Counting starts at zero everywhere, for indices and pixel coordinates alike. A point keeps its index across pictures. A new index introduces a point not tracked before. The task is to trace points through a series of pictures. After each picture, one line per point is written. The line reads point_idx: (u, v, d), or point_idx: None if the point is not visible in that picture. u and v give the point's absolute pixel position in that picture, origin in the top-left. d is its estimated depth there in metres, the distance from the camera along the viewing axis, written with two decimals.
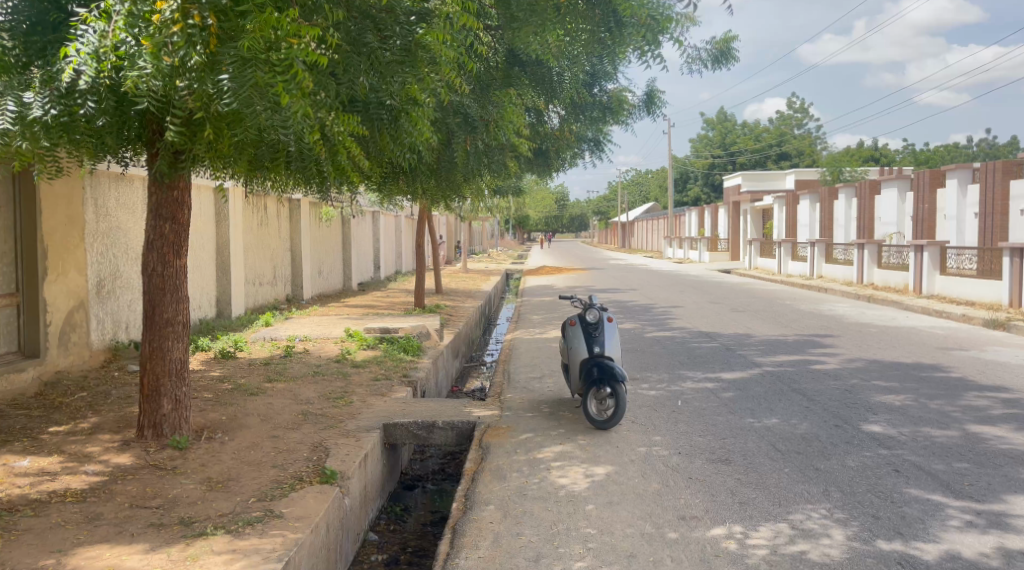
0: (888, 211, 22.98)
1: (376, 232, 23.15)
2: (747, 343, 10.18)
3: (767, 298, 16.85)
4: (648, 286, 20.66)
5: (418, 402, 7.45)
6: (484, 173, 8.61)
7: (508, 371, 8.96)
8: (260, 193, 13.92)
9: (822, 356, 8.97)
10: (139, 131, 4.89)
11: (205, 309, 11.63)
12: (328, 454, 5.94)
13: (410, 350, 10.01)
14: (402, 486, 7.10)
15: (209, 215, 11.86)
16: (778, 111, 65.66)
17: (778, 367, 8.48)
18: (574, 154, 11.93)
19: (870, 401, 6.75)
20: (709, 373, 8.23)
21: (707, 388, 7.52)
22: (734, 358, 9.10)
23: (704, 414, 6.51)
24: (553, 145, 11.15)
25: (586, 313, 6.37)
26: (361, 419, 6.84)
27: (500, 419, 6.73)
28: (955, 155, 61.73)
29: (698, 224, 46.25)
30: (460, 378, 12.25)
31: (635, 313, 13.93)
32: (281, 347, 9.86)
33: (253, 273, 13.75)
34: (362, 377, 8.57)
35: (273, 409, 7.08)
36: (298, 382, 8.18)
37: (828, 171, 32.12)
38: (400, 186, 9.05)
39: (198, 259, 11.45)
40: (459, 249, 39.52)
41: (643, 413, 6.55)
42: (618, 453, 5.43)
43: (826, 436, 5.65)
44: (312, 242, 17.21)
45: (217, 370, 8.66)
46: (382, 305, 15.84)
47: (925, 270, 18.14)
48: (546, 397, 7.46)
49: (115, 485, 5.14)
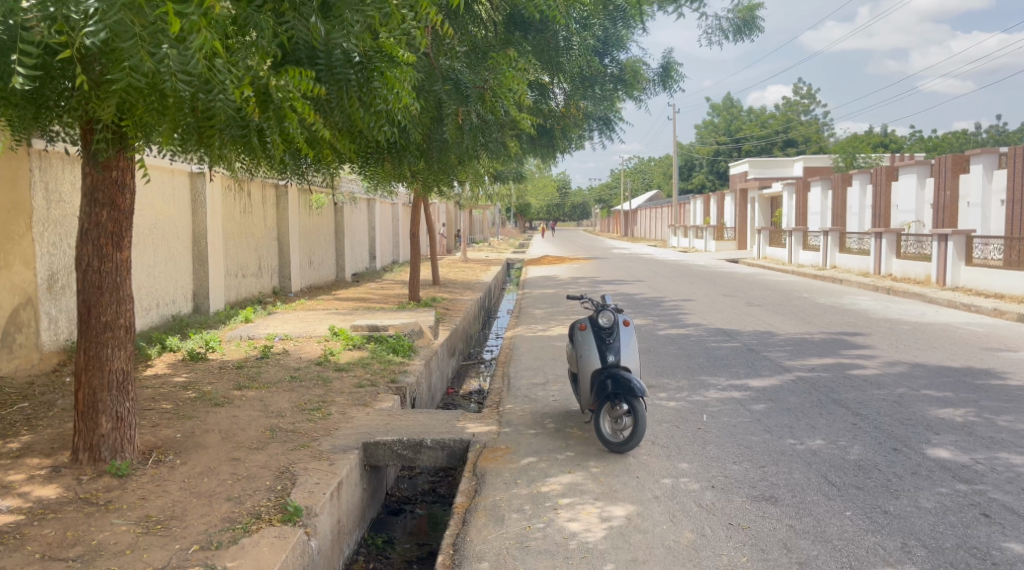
0: (905, 198, 22.00)
1: (372, 220, 22.21)
2: (771, 344, 9.27)
3: (783, 290, 15.92)
4: (655, 277, 19.76)
5: (405, 416, 6.54)
6: (481, 155, 7.67)
7: (508, 376, 8.04)
8: (244, 179, 12.96)
9: (858, 360, 8.05)
10: (46, 95, 3.95)
11: (180, 304, 10.71)
12: (294, 483, 5.03)
13: (400, 350, 9.10)
14: (387, 511, 6.20)
15: (185, 202, 10.91)
16: (784, 97, 64.54)
17: (811, 373, 7.56)
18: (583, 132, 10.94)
19: (927, 416, 5.82)
20: (734, 380, 7.32)
21: (734, 398, 6.61)
22: (759, 362, 8.18)
23: (735, 432, 5.60)
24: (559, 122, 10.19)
25: (598, 316, 5.47)
26: (338, 437, 5.93)
27: (498, 437, 5.82)
28: (964, 144, 60.61)
29: (703, 212, 45.29)
30: (457, 378, 11.45)
31: (644, 308, 13.00)
32: (259, 348, 8.96)
33: (235, 265, 12.80)
34: (344, 383, 7.65)
35: (237, 423, 6.16)
36: (271, 389, 7.27)
37: (840, 157, 31.12)
38: (387, 170, 8.11)
39: (172, 250, 10.50)
40: (457, 239, 38.66)
41: (664, 432, 5.63)
42: (639, 487, 4.52)
43: (887, 465, 4.72)
44: (302, 232, 16.28)
45: (182, 375, 7.74)
46: (374, 299, 14.94)
47: (949, 261, 17.19)
48: (550, 409, 6.54)
49: (28, 528, 4.25)
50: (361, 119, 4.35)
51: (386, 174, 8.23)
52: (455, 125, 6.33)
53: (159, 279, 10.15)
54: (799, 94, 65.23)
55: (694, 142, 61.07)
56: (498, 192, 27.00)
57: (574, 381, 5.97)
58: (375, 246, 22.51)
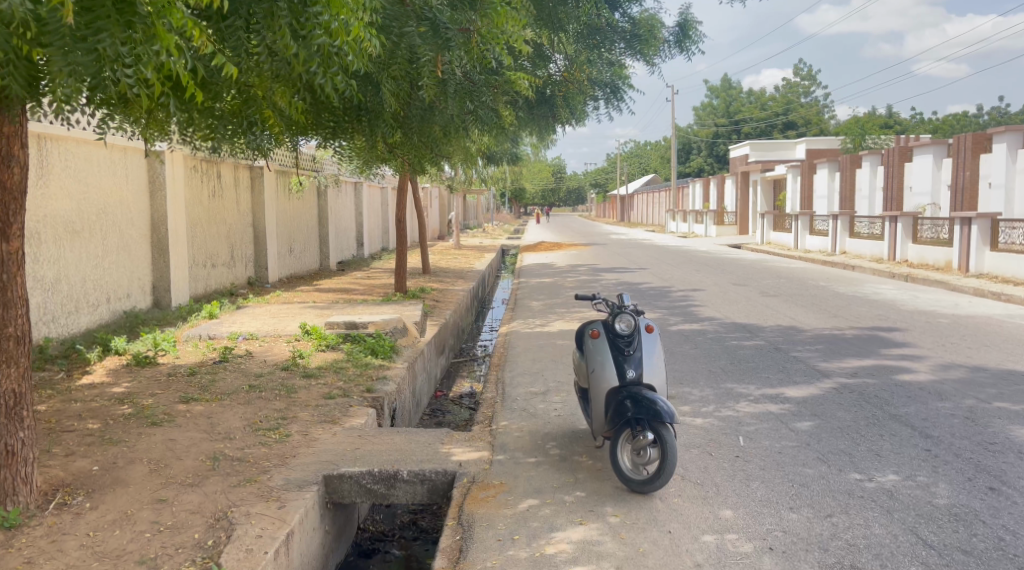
0: (919, 179, 20.90)
1: (359, 205, 21.07)
2: (800, 342, 8.20)
3: (797, 278, 14.85)
4: (658, 264, 18.69)
5: (379, 437, 5.46)
6: (471, 124, 6.57)
7: (502, 383, 6.95)
8: (212, 159, 11.83)
9: (906, 362, 6.99)
10: None
11: (135, 299, 9.59)
12: (232, 535, 3.95)
13: (380, 352, 8.01)
14: (358, 552, 5.13)
15: (140, 184, 9.78)
16: (783, 79, 63.28)
17: (854, 378, 6.50)
18: (588, 99, 9.87)
19: (1015, 438, 4.76)
20: (766, 389, 6.26)
21: (771, 413, 5.55)
22: (791, 365, 7.09)
23: (783, 460, 4.54)
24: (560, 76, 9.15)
25: (615, 322, 4.34)
26: (293, 467, 4.83)
27: (490, 468, 4.74)
28: (966, 126, 59.54)
29: (702, 196, 44.19)
30: (447, 379, 10.37)
31: (651, 300, 11.90)
32: (218, 350, 7.86)
33: (204, 253, 11.69)
34: (311, 394, 6.55)
35: (174, 448, 5.08)
36: (224, 403, 6.17)
37: (848, 138, 30.02)
38: (362, 144, 7.02)
39: (125, 238, 9.38)
40: (450, 225, 37.50)
41: (695, 463, 4.56)
42: (675, 548, 3.45)
43: (991, 515, 3.66)
44: (280, 217, 15.14)
45: (122, 385, 6.63)
46: (359, 290, 13.83)
47: (973, 246, 16.15)
48: (552, 428, 5.46)
49: None
50: (299, 57, 3.47)
51: (363, 149, 7.21)
52: (433, 78, 5.31)
53: (109, 271, 9.03)
54: (799, 76, 64.02)
55: (693, 125, 59.91)
56: (492, 175, 25.85)
57: (583, 397, 4.90)
58: (362, 233, 21.37)
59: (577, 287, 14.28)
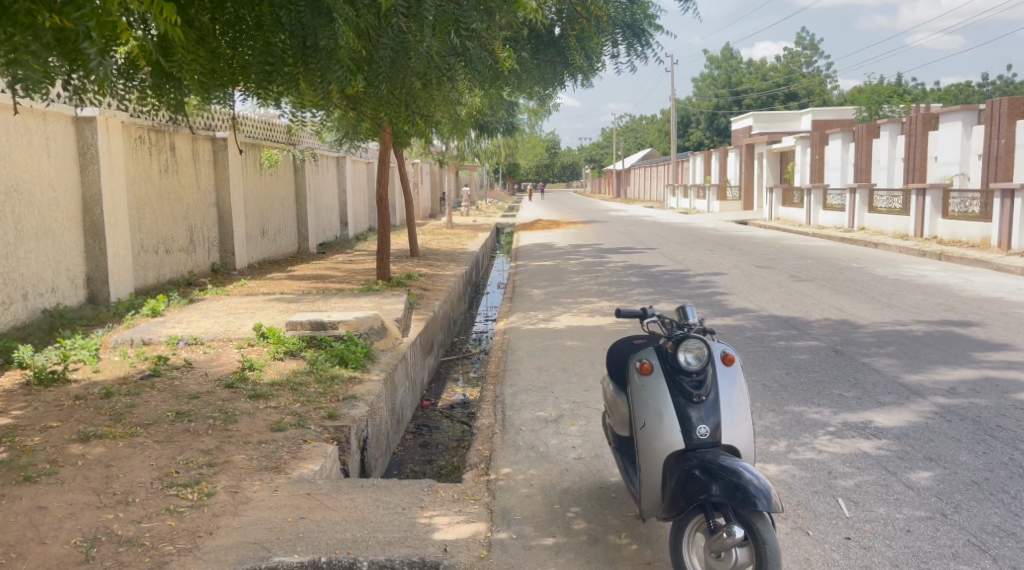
0: (946, 149, 19.63)
1: (342, 181, 19.47)
2: (862, 344, 6.75)
3: (827, 259, 13.38)
4: (667, 244, 17.19)
5: (335, 495, 3.97)
6: (467, 58, 5.15)
7: (500, 406, 5.45)
8: (162, 128, 10.27)
9: (1012, 373, 5.55)
10: None
11: (63, 294, 8.06)
12: None
13: (350, 360, 6.54)
14: None
15: (67, 153, 8.22)
16: (784, 49, 61.55)
17: (957, 396, 5.05)
18: (605, 38, 8.49)
19: None
20: (847, 414, 4.80)
21: (868, 455, 4.09)
22: (865, 378, 5.61)
23: (921, 548, 3.07)
24: (567, 5, 7.78)
25: (679, 354, 2.83)
26: (203, 556, 3.32)
27: (490, 557, 3.26)
28: (971, 97, 57.97)
29: (703, 170, 42.71)
30: (436, 383, 8.92)
31: (669, 289, 10.42)
32: (150, 360, 6.36)
33: (154, 237, 10.15)
34: (255, 424, 5.05)
35: (37, 525, 3.57)
36: (135, 441, 4.67)
37: (863, 108, 28.48)
38: (326, 101, 5.58)
39: (46, 221, 7.83)
40: (441, 201, 35.76)
41: (792, 551, 3.09)
42: None
43: None
44: (249, 195, 13.59)
45: (10, 414, 5.11)
46: (338, 276, 12.32)
47: (1015, 220, 14.71)
48: (572, 483, 4.00)
49: None
50: None
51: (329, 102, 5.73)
52: None
53: (26, 262, 7.49)
54: (800, 45, 62.37)
55: (692, 97, 58.30)
56: (486, 149, 24.29)
57: (629, 452, 3.44)
58: (346, 212, 19.83)
59: (582, 271, 12.77)
